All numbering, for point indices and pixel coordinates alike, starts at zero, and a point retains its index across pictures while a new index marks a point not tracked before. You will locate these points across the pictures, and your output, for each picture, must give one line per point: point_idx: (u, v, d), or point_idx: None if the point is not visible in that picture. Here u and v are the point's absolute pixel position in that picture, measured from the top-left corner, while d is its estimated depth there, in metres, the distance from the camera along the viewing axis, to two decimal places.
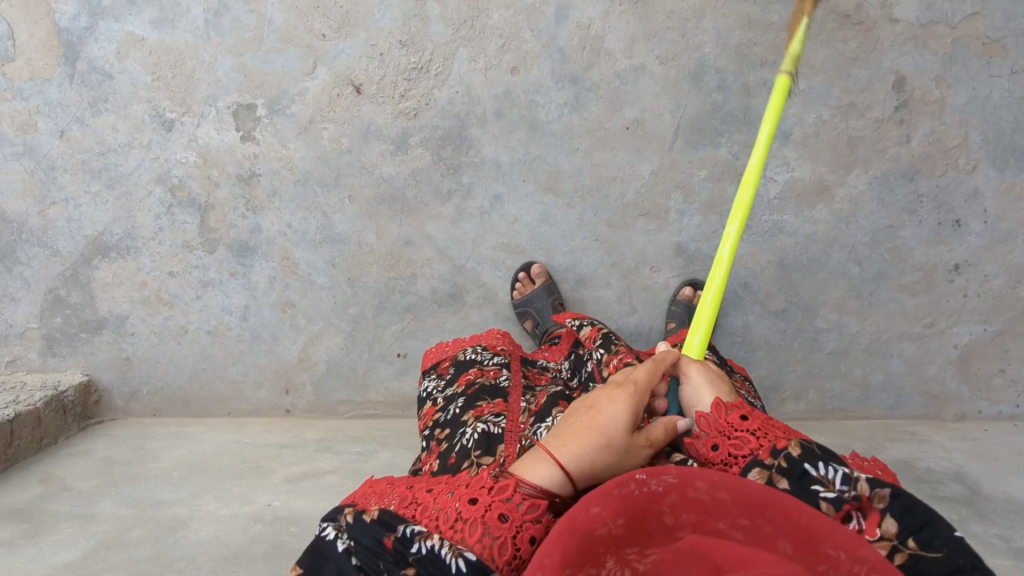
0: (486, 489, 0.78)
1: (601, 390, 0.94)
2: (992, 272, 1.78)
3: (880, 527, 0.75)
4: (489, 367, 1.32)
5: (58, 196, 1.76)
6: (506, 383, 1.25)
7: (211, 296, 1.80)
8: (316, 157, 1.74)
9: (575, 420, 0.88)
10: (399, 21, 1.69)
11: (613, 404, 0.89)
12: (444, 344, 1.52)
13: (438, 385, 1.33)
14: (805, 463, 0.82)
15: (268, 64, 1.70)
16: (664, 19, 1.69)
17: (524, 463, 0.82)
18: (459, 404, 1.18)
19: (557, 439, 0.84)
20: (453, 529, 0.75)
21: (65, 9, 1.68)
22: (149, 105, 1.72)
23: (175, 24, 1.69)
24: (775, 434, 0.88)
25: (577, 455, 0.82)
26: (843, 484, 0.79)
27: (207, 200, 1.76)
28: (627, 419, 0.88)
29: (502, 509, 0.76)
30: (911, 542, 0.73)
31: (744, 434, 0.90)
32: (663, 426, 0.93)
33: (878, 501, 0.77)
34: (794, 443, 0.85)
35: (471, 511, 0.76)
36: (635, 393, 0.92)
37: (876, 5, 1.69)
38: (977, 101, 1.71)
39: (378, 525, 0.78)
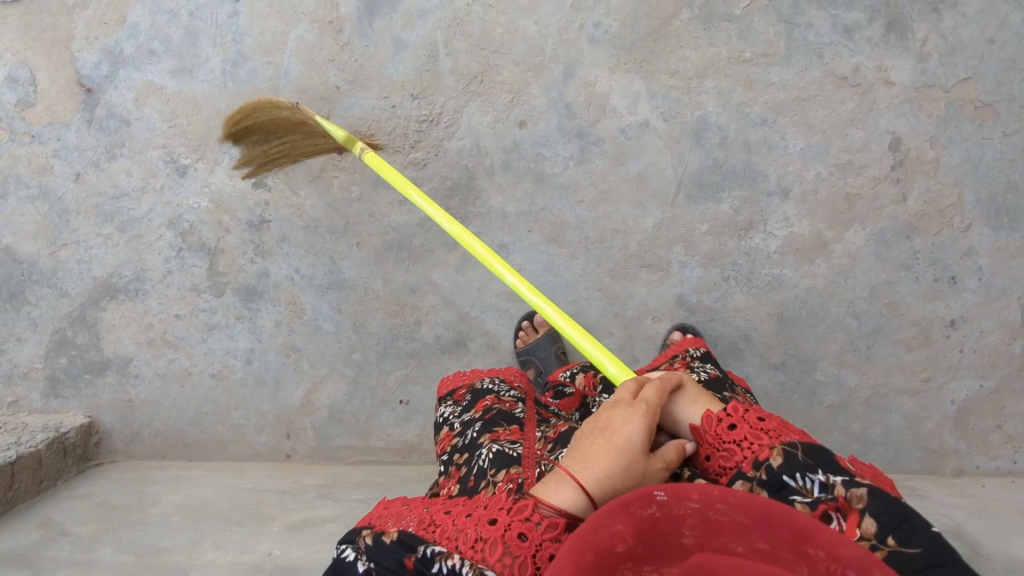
0: (505, 510, 0.79)
1: (613, 411, 0.92)
2: (987, 328, 1.81)
3: (860, 529, 0.73)
4: (505, 397, 1.31)
5: (69, 238, 1.79)
6: (522, 413, 1.23)
7: (217, 339, 1.82)
8: (326, 204, 1.78)
9: (591, 442, 0.87)
10: (412, 74, 1.74)
11: (626, 425, 0.88)
12: (458, 374, 1.53)
13: (455, 412, 1.32)
14: (785, 474, 0.81)
15: (283, 113, 1.75)
16: (668, 78, 1.75)
17: (546, 484, 0.82)
18: (477, 427, 1.18)
19: (577, 461, 0.84)
20: (476, 549, 0.76)
21: (88, 58, 1.74)
22: (164, 151, 1.76)
23: (193, 74, 1.74)
24: (762, 438, 0.85)
25: (601, 478, 0.82)
26: (821, 490, 0.78)
27: (216, 245, 1.79)
28: (642, 440, 0.87)
29: (522, 528, 0.77)
30: (891, 542, 0.70)
31: (730, 444, 0.88)
32: (673, 446, 0.91)
33: (856, 501, 0.75)
34: (776, 451, 0.82)
35: (491, 531, 0.77)
36: (647, 414, 0.91)
37: (871, 69, 1.75)
38: (971, 162, 1.77)
39: (398, 546, 0.78)
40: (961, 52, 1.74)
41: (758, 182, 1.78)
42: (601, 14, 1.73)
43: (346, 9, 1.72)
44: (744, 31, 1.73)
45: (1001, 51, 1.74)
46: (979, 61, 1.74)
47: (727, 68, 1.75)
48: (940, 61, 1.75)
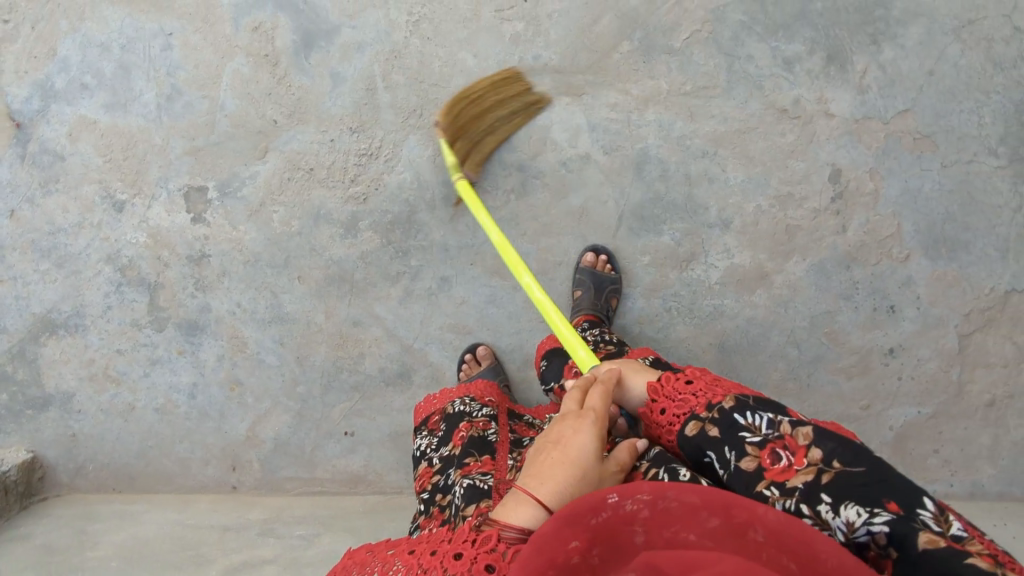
0: (470, 542, 0.82)
1: (562, 423, 0.99)
2: (925, 356, 1.84)
3: (806, 457, 0.83)
4: (478, 419, 1.36)
5: (6, 274, 1.77)
6: (494, 437, 1.28)
7: (159, 373, 1.81)
8: (266, 239, 1.77)
9: (545, 458, 0.92)
10: (350, 108, 1.72)
11: (577, 435, 0.95)
12: (434, 397, 1.58)
13: (433, 442, 1.37)
14: (735, 413, 0.92)
15: (220, 147, 1.73)
16: (608, 111, 1.74)
17: (508, 506, 0.86)
18: (453, 463, 1.21)
19: (534, 477, 0.89)
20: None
21: (18, 92, 1.70)
22: (100, 186, 1.74)
23: (127, 108, 1.72)
24: (716, 391, 0.97)
25: (556, 491, 0.87)
26: (768, 426, 0.88)
27: (156, 280, 1.78)
28: (593, 449, 0.93)
29: (487, 560, 0.79)
30: (835, 465, 0.81)
31: (685, 395, 0.99)
32: (625, 448, 0.98)
33: (801, 437, 0.85)
34: (728, 397, 0.94)
35: (458, 566, 0.79)
36: (593, 422, 0.98)
37: (812, 100, 1.75)
38: (909, 193, 1.79)
39: None
40: (900, 85, 1.75)
41: (699, 214, 1.78)
42: (540, 47, 1.72)
43: (282, 42, 1.70)
44: (684, 63, 1.73)
45: (939, 83, 1.75)
46: (918, 93, 1.75)
47: (668, 101, 1.74)
48: (880, 93, 1.75)
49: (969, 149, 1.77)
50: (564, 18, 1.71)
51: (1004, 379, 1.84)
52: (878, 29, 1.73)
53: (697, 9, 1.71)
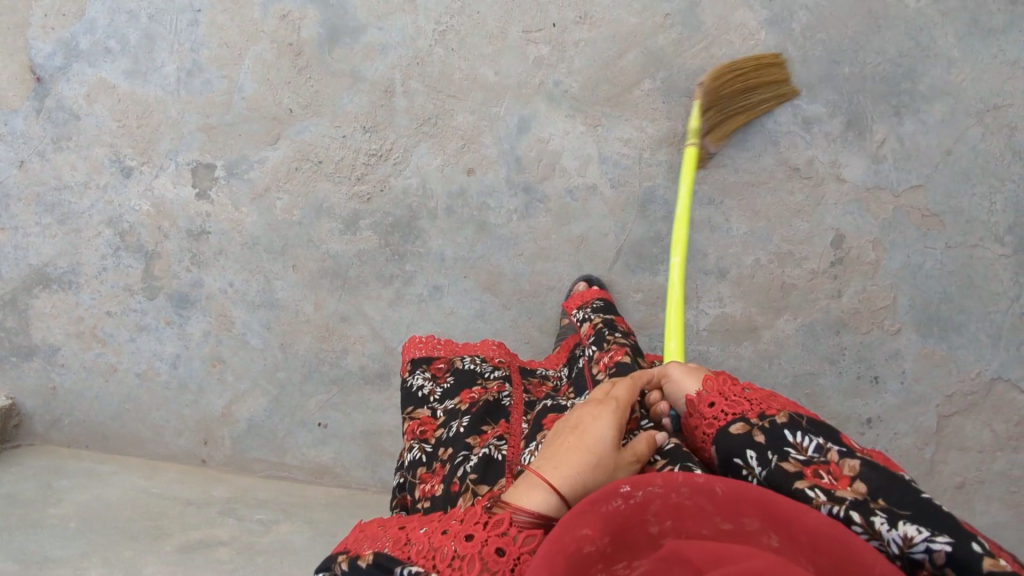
0: (481, 524, 0.79)
1: (582, 410, 0.96)
2: (901, 431, 1.84)
3: (852, 486, 0.80)
4: (490, 382, 1.32)
5: (7, 223, 1.79)
6: (508, 400, 1.24)
7: (144, 340, 1.83)
8: (266, 223, 1.78)
9: (562, 442, 0.90)
10: (367, 107, 1.73)
11: (596, 424, 0.91)
12: (428, 339, 1.47)
13: (437, 393, 1.32)
14: (786, 429, 0.88)
15: (233, 128, 1.74)
16: (620, 146, 1.74)
17: (519, 490, 0.83)
18: (462, 422, 1.18)
19: (548, 462, 0.86)
20: (452, 566, 0.76)
21: (42, 47, 1.72)
22: (111, 150, 1.76)
23: (146, 77, 1.73)
24: (769, 403, 0.93)
25: (572, 478, 0.84)
26: (815, 450, 0.85)
27: (154, 249, 1.79)
28: (612, 439, 0.90)
29: (498, 543, 0.76)
30: (883, 499, 0.78)
31: (739, 397, 0.95)
32: (645, 438, 0.94)
33: (847, 467, 0.82)
34: (782, 412, 0.90)
35: (467, 547, 0.77)
36: (615, 412, 0.94)
37: (825, 163, 1.75)
38: (910, 268, 1.78)
39: (375, 568, 0.81)
40: (916, 160, 1.74)
41: (696, 259, 1.79)
42: (562, 73, 1.72)
43: (307, 33, 1.71)
44: None
45: (955, 164, 1.74)
46: (932, 171, 1.74)
47: (682, 143, 1.73)
48: (895, 164, 1.75)
49: (975, 232, 1.76)
50: (589, 48, 1.71)
51: (977, 464, 1.84)
52: (901, 101, 1.72)
53: (723, 57, 1.71)
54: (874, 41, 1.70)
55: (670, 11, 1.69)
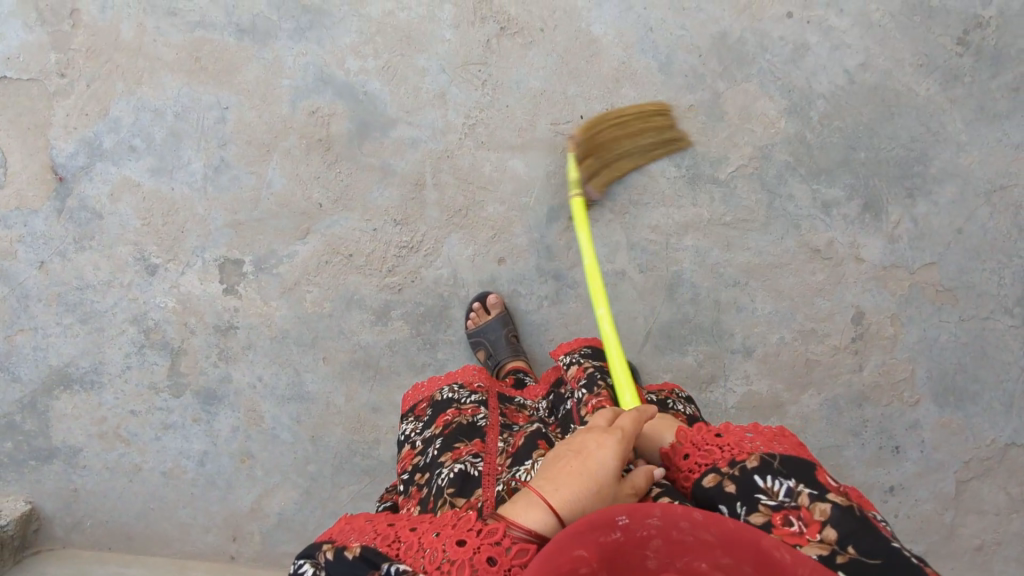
0: (475, 531, 0.82)
1: (585, 435, 0.94)
2: (923, 497, 1.89)
3: (820, 532, 0.80)
4: (466, 405, 1.29)
5: (27, 324, 1.74)
6: (483, 422, 1.23)
7: (170, 438, 1.78)
8: (296, 316, 1.76)
9: (563, 465, 0.89)
10: (397, 200, 1.73)
11: (601, 450, 0.90)
12: (422, 385, 1.49)
13: (416, 428, 1.32)
14: (756, 474, 0.88)
15: (262, 223, 1.73)
16: (648, 232, 1.79)
17: (519, 506, 0.84)
18: (438, 444, 1.17)
19: (549, 483, 0.86)
20: (441, 571, 0.79)
21: (63, 147, 1.69)
22: (135, 248, 1.72)
23: (172, 175, 1.71)
24: (743, 446, 0.93)
25: (572, 503, 0.84)
26: (787, 496, 0.85)
27: (180, 345, 1.76)
28: (615, 465, 0.89)
29: (491, 552, 0.79)
30: (852, 550, 0.78)
31: (711, 445, 0.95)
32: (644, 472, 0.95)
33: (818, 512, 0.82)
34: (753, 455, 0.90)
35: (459, 553, 0.80)
36: (621, 440, 0.93)
37: (844, 244, 1.81)
38: (926, 341, 1.84)
39: (361, 562, 0.82)
40: (929, 239, 1.81)
41: (724, 339, 1.82)
42: None
43: (337, 128, 1.71)
44: (727, 195, 1.78)
45: (966, 242, 1.82)
46: (945, 249, 1.82)
47: (708, 229, 1.79)
48: (910, 244, 1.82)
49: (987, 306, 1.83)
50: None
51: (994, 526, 1.88)
52: (914, 183, 1.80)
53: (745, 145, 1.77)
54: (887, 127, 1.78)
55: (694, 100, 1.75)
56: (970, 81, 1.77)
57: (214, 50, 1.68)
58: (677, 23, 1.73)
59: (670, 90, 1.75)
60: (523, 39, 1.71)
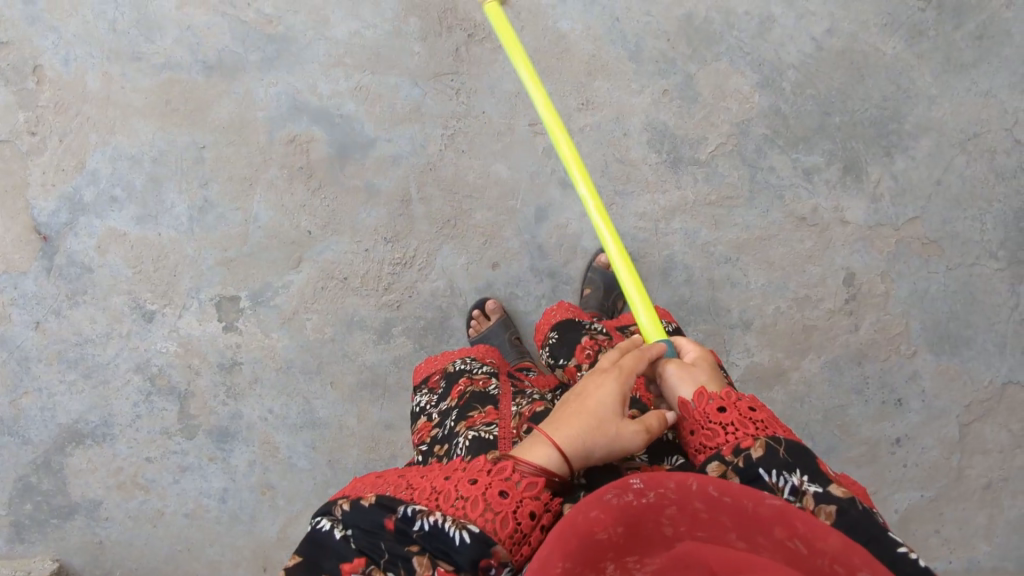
0: (485, 471, 0.86)
1: (588, 377, 0.98)
2: (928, 444, 1.92)
3: None
4: (478, 375, 1.31)
5: (31, 385, 1.72)
6: (496, 391, 1.24)
7: (189, 480, 1.78)
8: (299, 345, 1.76)
9: (567, 407, 0.93)
10: (385, 219, 1.73)
11: (599, 389, 0.94)
12: (434, 359, 1.51)
13: (432, 401, 1.32)
14: (761, 467, 0.86)
15: (254, 257, 1.72)
16: (636, 220, 1.80)
17: (525, 446, 0.89)
18: (454, 415, 1.18)
19: (552, 424, 0.90)
20: (455, 507, 0.82)
21: (44, 205, 1.67)
22: (129, 296, 1.71)
23: (157, 220, 1.69)
24: (746, 430, 0.90)
25: (572, 439, 0.88)
26: (793, 494, 0.83)
27: (187, 388, 1.75)
28: (615, 403, 0.93)
29: (502, 487, 0.84)
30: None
31: (714, 425, 0.92)
32: (656, 412, 0.94)
33: (823, 516, 0.81)
34: (758, 443, 0.88)
35: (471, 490, 0.84)
36: (619, 378, 0.96)
37: (828, 209, 1.84)
38: (917, 294, 1.88)
39: (378, 508, 0.84)
40: (909, 194, 1.85)
41: (721, 316, 1.86)
42: None
43: (317, 154, 1.70)
44: (710, 174, 1.80)
45: (945, 193, 1.86)
46: (926, 202, 1.85)
47: (693, 210, 1.81)
48: (892, 201, 1.85)
49: (972, 252, 1.87)
50: (594, 131, 1.76)
51: (1000, 464, 1.93)
52: (891, 142, 1.83)
53: (723, 123, 1.78)
54: (859, 90, 1.81)
55: (667, 85, 1.75)
56: (935, 34, 1.80)
57: (184, 89, 1.66)
58: (642, 9, 1.73)
59: (642, 78, 1.75)
60: (492, 44, 1.71)
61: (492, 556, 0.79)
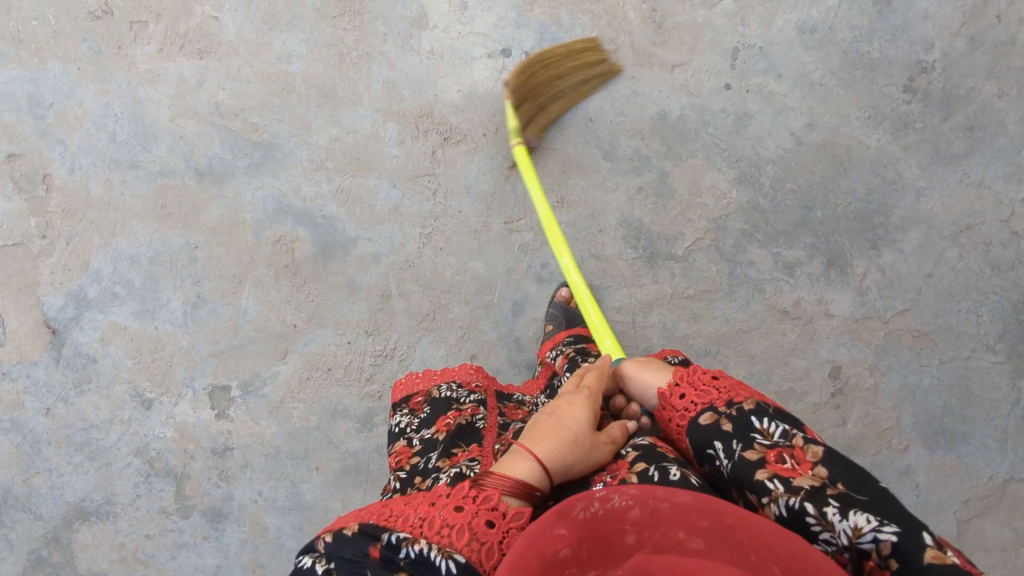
0: (471, 498, 0.87)
1: (560, 400, 1.10)
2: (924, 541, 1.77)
3: (812, 469, 0.85)
4: (466, 406, 1.25)
5: (41, 466, 1.84)
6: (482, 425, 1.20)
7: (185, 556, 1.84)
8: (286, 432, 1.82)
9: (543, 427, 1.02)
10: (366, 313, 1.80)
11: (571, 410, 1.06)
12: (413, 376, 1.41)
13: (414, 424, 1.25)
14: (751, 415, 0.94)
15: (243, 349, 1.81)
16: (614, 312, 1.80)
17: (507, 462, 0.95)
18: (438, 449, 1.13)
19: (530, 441, 0.99)
20: (442, 534, 0.82)
21: (53, 301, 1.80)
22: (130, 385, 1.82)
23: (155, 315, 1.81)
24: (738, 392, 1.00)
25: (554, 452, 0.96)
26: (781, 436, 0.90)
27: (182, 471, 1.83)
28: (587, 421, 1.03)
29: (489, 516, 0.85)
30: (840, 484, 0.81)
31: (709, 387, 1.01)
32: (618, 427, 1.07)
33: (811, 454, 0.86)
34: (749, 400, 0.96)
35: (459, 517, 0.84)
36: (588, 399, 1.10)
37: (812, 302, 1.79)
38: (908, 388, 1.78)
39: (361, 537, 0.84)
40: (899, 286, 1.78)
41: None
42: (548, 255, 1.79)
43: (302, 253, 1.79)
44: (688, 269, 1.79)
45: (938, 284, 1.77)
46: (916, 294, 1.78)
47: (671, 304, 1.79)
48: (880, 293, 1.79)
49: (967, 345, 1.77)
50: (571, 228, 1.79)
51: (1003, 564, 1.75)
52: (877, 235, 1.78)
53: (700, 219, 1.78)
54: (842, 183, 1.78)
55: (642, 182, 1.78)
56: (922, 126, 1.76)
57: (178, 194, 1.78)
58: (616, 110, 1.78)
59: (617, 175, 1.78)
60: (467, 146, 1.78)
61: None
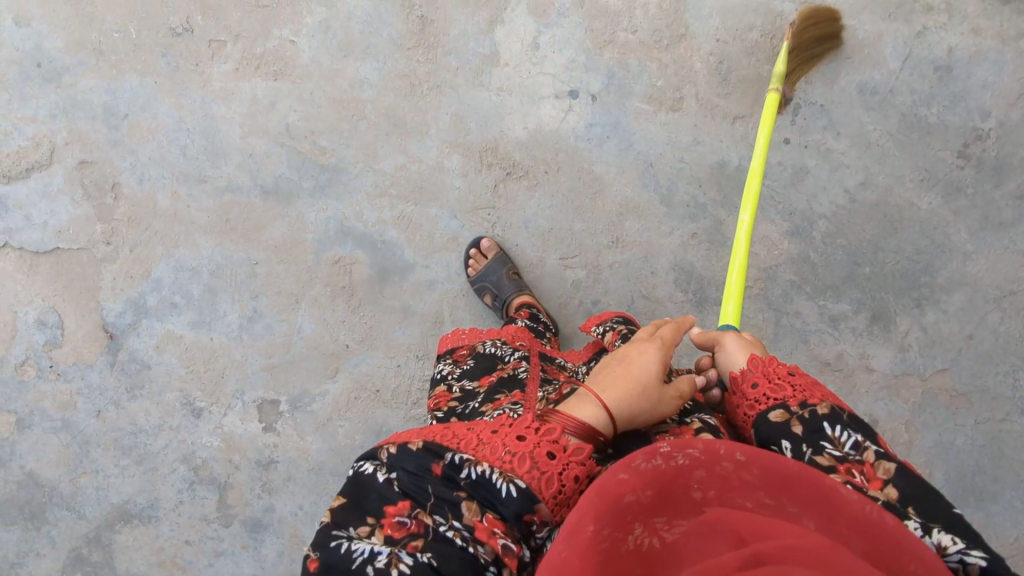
0: (533, 429, 0.87)
1: (630, 347, 1.05)
2: None
3: (882, 488, 0.82)
4: (510, 362, 1.26)
5: (89, 466, 1.85)
6: (525, 374, 1.19)
7: (223, 564, 1.84)
8: (330, 448, 1.82)
9: (610, 371, 0.99)
10: (418, 337, 1.82)
11: (642, 358, 1.01)
12: (455, 335, 1.46)
13: (457, 373, 1.29)
14: (825, 421, 0.90)
15: (294, 364, 1.84)
16: None
17: (572, 403, 0.92)
18: (481, 395, 1.14)
19: (599, 386, 0.95)
20: (504, 461, 0.83)
21: (112, 306, 1.84)
22: (181, 393, 1.85)
23: (211, 325, 1.84)
24: (814, 391, 0.94)
25: (621, 402, 0.93)
26: (852, 448, 0.87)
27: (227, 480, 1.84)
28: (656, 371, 0.99)
29: (550, 447, 0.84)
30: (913, 510, 0.79)
31: (783, 382, 0.96)
32: (687, 380, 1.03)
33: (881, 470, 0.83)
34: (825, 403, 0.92)
35: (520, 446, 0.84)
36: (661, 348, 1.04)
37: (853, 355, 1.83)
38: (942, 445, 1.81)
39: (425, 453, 0.85)
40: (940, 346, 1.81)
41: None
42: (599, 293, 1.81)
43: (359, 275, 1.83)
44: None
45: (979, 346, 1.80)
46: (957, 354, 1.80)
47: None
48: (920, 351, 1.81)
49: (1003, 408, 1.79)
50: (622, 269, 1.81)
51: None
52: (922, 294, 1.81)
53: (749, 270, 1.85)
54: (891, 241, 1.81)
55: (696, 230, 1.79)
56: (973, 191, 1.79)
57: (242, 211, 1.83)
58: (676, 157, 1.79)
59: (673, 219, 1.79)
60: (529, 182, 1.82)
61: (535, 512, 0.81)
